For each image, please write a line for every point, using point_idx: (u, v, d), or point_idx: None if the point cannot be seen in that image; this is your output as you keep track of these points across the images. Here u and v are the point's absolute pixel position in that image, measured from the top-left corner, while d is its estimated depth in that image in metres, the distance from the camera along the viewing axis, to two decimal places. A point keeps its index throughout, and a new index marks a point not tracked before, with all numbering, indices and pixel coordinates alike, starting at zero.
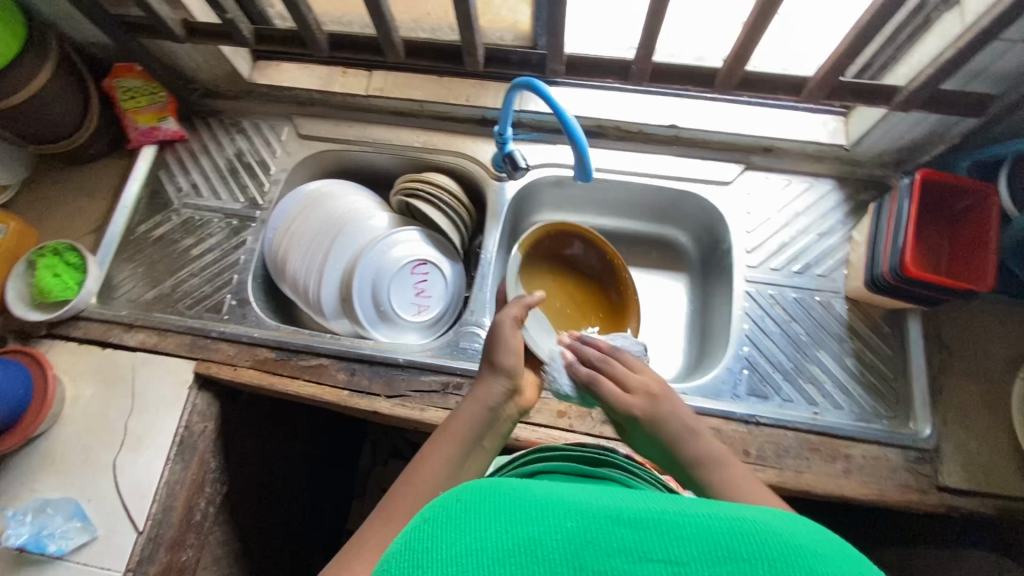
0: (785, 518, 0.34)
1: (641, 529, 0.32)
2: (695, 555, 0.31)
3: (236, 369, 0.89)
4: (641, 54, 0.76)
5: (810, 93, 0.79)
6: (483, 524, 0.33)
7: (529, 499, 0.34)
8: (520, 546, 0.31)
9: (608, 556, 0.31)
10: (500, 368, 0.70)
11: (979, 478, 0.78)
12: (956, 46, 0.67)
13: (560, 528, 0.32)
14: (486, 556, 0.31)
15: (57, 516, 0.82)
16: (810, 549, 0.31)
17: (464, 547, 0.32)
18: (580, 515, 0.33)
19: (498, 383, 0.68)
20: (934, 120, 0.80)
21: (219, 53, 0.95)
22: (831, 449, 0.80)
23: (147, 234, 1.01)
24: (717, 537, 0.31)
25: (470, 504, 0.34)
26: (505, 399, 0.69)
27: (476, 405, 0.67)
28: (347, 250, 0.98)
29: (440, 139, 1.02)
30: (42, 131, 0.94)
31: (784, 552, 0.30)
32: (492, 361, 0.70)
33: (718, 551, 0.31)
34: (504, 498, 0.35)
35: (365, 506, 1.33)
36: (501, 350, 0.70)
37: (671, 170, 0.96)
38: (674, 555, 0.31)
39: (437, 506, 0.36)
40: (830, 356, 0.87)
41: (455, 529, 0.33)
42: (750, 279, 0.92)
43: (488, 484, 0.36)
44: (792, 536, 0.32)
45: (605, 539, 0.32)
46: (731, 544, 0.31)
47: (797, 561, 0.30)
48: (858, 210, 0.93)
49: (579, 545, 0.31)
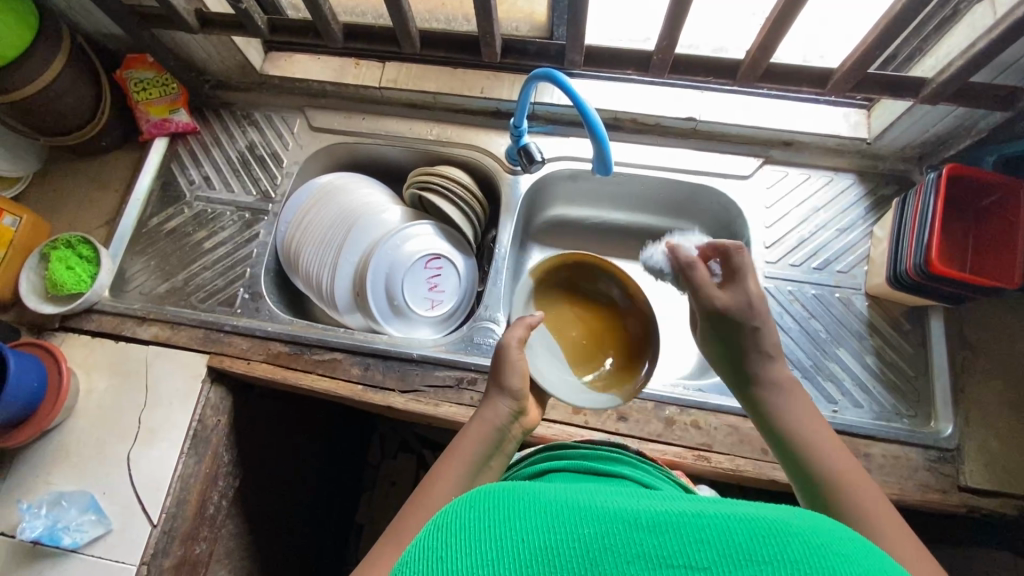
0: (805, 521, 0.33)
1: (658, 534, 0.31)
2: (716, 559, 0.29)
3: (249, 363, 0.89)
4: (662, 46, 0.75)
5: (834, 86, 0.78)
6: (499, 533, 0.32)
7: (543, 506, 0.34)
8: (537, 555, 0.30)
9: (626, 563, 0.30)
10: (505, 387, 0.64)
11: (1001, 478, 0.77)
12: (987, 39, 0.65)
13: (576, 535, 0.31)
14: (502, 564, 0.30)
15: (72, 509, 0.82)
16: (832, 552, 0.30)
17: (480, 556, 0.31)
18: (596, 521, 0.32)
19: (503, 403, 0.64)
20: (960, 113, 0.79)
21: (231, 44, 0.94)
22: (850, 448, 0.79)
23: (159, 227, 1.01)
24: (737, 540, 0.30)
25: (484, 511, 0.34)
26: (511, 419, 0.64)
27: (483, 431, 0.62)
28: (360, 245, 0.97)
29: (453, 131, 1.01)
30: (53, 124, 0.93)
31: (806, 555, 0.29)
32: (496, 378, 0.65)
33: (739, 554, 0.30)
34: (517, 506, 0.34)
35: (375, 499, 1.33)
36: (509, 369, 0.65)
37: (689, 163, 0.95)
38: (694, 560, 0.30)
39: (450, 514, 0.35)
40: (850, 353, 0.85)
41: (469, 535, 0.32)
42: (768, 275, 0.91)
43: (505, 492, 0.35)
44: (813, 539, 0.31)
45: (623, 544, 0.31)
46: (753, 547, 0.30)
47: (820, 564, 0.29)
48: (878, 206, 0.91)
49: (597, 550, 0.31)
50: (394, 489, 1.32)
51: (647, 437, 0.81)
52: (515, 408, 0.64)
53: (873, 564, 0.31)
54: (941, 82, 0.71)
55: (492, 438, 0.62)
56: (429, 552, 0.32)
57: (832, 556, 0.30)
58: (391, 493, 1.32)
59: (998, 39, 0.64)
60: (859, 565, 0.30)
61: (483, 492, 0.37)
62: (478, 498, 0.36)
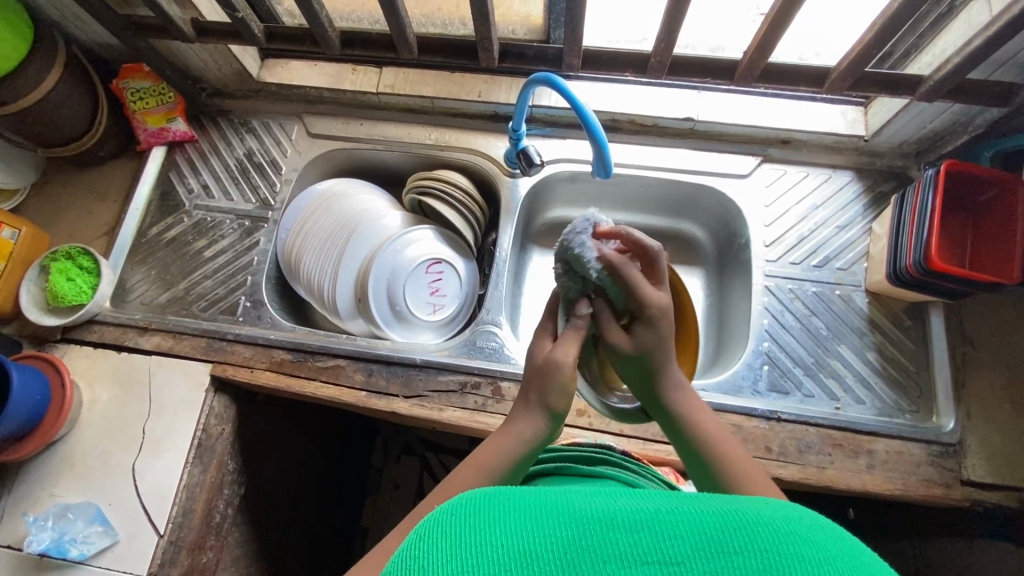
0: (776, 508, 0.35)
1: (634, 531, 0.32)
2: (689, 552, 0.31)
3: (253, 371, 0.89)
4: (661, 47, 0.75)
5: (831, 85, 0.78)
6: (480, 539, 0.33)
7: (523, 510, 0.35)
8: (516, 559, 0.31)
9: (602, 562, 0.31)
10: (548, 406, 0.58)
11: (1003, 472, 0.77)
12: (983, 35, 0.65)
13: (555, 538, 0.32)
14: (482, 570, 0.31)
15: (77, 521, 0.81)
16: (802, 535, 0.32)
17: (459, 564, 0.31)
18: (575, 523, 0.33)
19: (542, 421, 0.58)
20: (957, 109, 0.79)
21: (228, 52, 0.94)
22: (854, 444, 0.79)
23: (158, 237, 1.01)
24: (709, 533, 0.32)
25: (464, 519, 0.34)
26: (543, 436, 0.58)
27: (514, 442, 0.58)
28: (360, 250, 0.97)
29: (452, 136, 1.01)
30: (51, 135, 0.93)
31: (775, 543, 0.31)
32: (539, 394, 0.58)
33: (710, 546, 0.31)
34: (496, 511, 0.35)
35: (380, 503, 1.33)
36: (555, 391, 0.58)
37: (686, 163, 0.95)
38: (669, 556, 0.31)
39: (430, 523, 0.36)
40: (852, 350, 0.86)
41: (448, 545, 0.33)
42: (769, 274, 0.91)
43: (486, 499, 0.36)
44: (784, 524, 0.32)
45: (600, 545, 0.32)
46: (726, 539, 0.31)
47: (788, 550, 0.31)
48: (877, 202, 0.92)
49: (575, 550, 0.31)
50: (397, 492, 1.32)
51: (651, 438, 0.81)
52: (551, 427, 0.59)
53: (842, 542, 0.32)
54: (938, 80, 0.71)
55: (522, 452, 0.57)
56: (410, 560, 0.33)
57: (800, 540, 0.31)
58: (395, 496, 1.32)
59: (993, 37, 0.64)
60: (828, 545, 0.32)
61: (462, 498, 0.37)
62: (457, 505, 0.36)
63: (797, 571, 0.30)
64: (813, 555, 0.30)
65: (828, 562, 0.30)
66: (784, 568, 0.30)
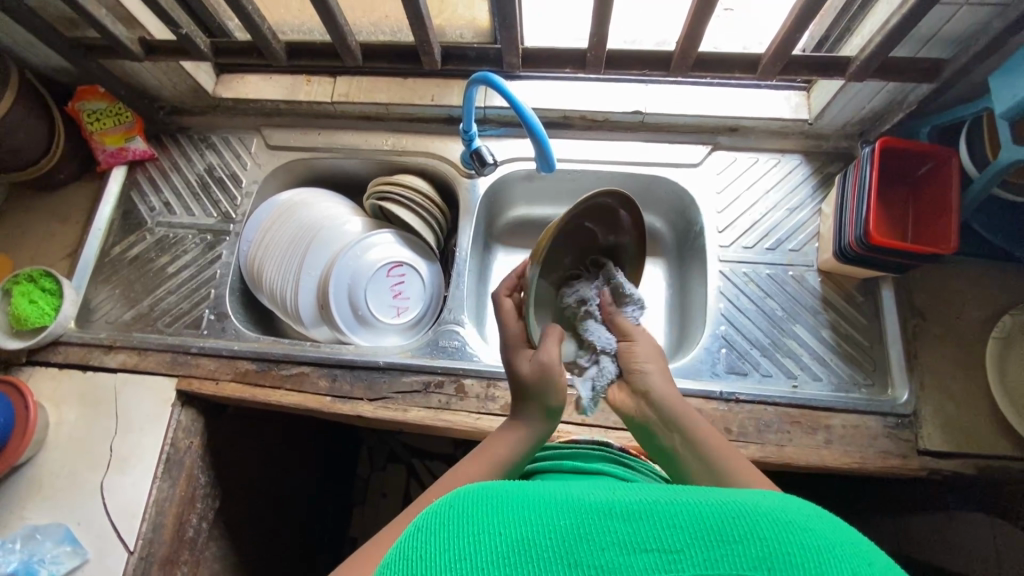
0: (776, 500, 0.32)
1: (632, 520, 0.30)
2: (689, 542, 0.28)
3: (218, 383, 0.89)
4: (594, 42, 0.76)
5: (764, 70, 0.80)
6: (480, 524, 0.31)
7: (523, 501, 0.32)
8: (514, 546, 0.29)
9: (601, 550, 0.28)
10: (547, 407, 0.61)
11: (958, 440, 0.79)
12: (901, 14, 0.67)
13: (553, 525, 0.30)
14: (478, 561, 0.29)
15: (46, 541, 0.82)
16: (803, 523, 0.29)
17: (458, 550, 0.29)
18: (574, 512, 0.31)
19: (542, 419, 0.61)
20: (891, 88, 0.81)
21: (179, 69, 0.95)
22: (811, 421, 0.80)
23: (121, 256, 1.01)
24: (708, 521, 0.29)
25: (462, 507, 0.32)
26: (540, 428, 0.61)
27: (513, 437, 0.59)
28: (322, 256, 0.98)
29: (408, 140, 1.03)
30: (8, 160, 0.94)
31: (774, 530, 0.28)
32: (538, 396, 0.60)
33: (709, 535, 0.28)
34: (496, 501, 0.33)
35: (366, 512, 1.33)
36: (548, 391, 0.60)
37: (638, 155, 0.97)
38: (667, 543, 0.28)
39: (428, 513, 0.33)
40: (806, 329, 0.87)
41: (446, 532, 0.31)
42: (722, 259, 0.92)
43: (489, 488, 0.34)
44: (785, 513, 0.30)
45: (599, 532, 0.29)
46: (723, 527, 0.29)
47: (788, 539, 0.28)
48: (825, 183, 0.94)
49: (572, 540, 0.29)
50: (383, 500, 1.33)
51: (613, 425, 0.82)
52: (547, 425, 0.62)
53: (844, 535, 0.30)
54: (864, 59, 0.73)
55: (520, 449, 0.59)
56: (407, 549, 0.31)
57: (800, 529, 0.29)
58: (382, 504, 1.33)
59: (909, 15, 0.66)
60: (827, 535, 0.29)
61: (465, 488, 0.35)
62: (457, 496, 0.34)
63: (801, 564, 0.27)
64: (813, 540, 0.28)
65: (826, 550, 0.28)
66: (784, 561, 0.27)
